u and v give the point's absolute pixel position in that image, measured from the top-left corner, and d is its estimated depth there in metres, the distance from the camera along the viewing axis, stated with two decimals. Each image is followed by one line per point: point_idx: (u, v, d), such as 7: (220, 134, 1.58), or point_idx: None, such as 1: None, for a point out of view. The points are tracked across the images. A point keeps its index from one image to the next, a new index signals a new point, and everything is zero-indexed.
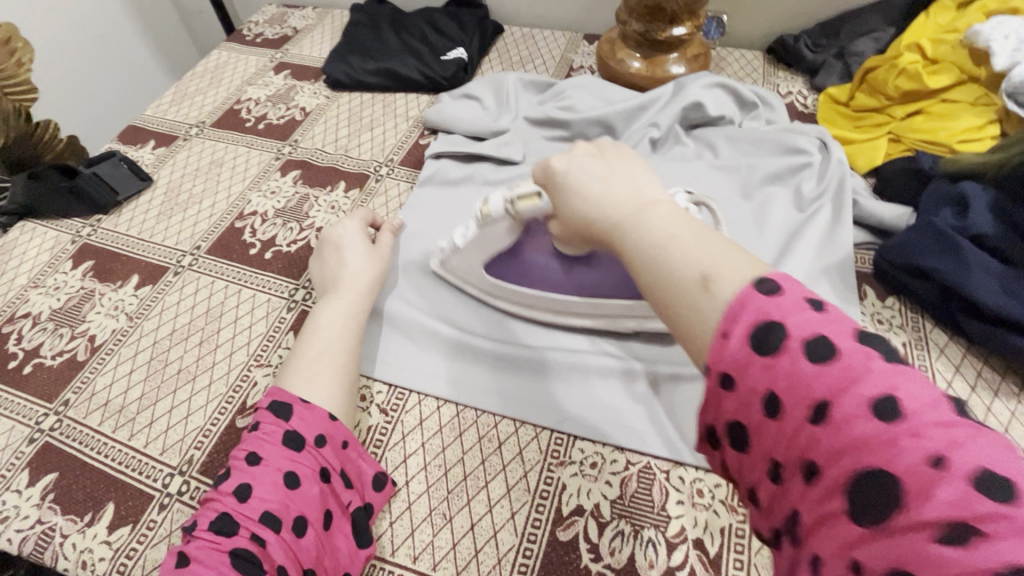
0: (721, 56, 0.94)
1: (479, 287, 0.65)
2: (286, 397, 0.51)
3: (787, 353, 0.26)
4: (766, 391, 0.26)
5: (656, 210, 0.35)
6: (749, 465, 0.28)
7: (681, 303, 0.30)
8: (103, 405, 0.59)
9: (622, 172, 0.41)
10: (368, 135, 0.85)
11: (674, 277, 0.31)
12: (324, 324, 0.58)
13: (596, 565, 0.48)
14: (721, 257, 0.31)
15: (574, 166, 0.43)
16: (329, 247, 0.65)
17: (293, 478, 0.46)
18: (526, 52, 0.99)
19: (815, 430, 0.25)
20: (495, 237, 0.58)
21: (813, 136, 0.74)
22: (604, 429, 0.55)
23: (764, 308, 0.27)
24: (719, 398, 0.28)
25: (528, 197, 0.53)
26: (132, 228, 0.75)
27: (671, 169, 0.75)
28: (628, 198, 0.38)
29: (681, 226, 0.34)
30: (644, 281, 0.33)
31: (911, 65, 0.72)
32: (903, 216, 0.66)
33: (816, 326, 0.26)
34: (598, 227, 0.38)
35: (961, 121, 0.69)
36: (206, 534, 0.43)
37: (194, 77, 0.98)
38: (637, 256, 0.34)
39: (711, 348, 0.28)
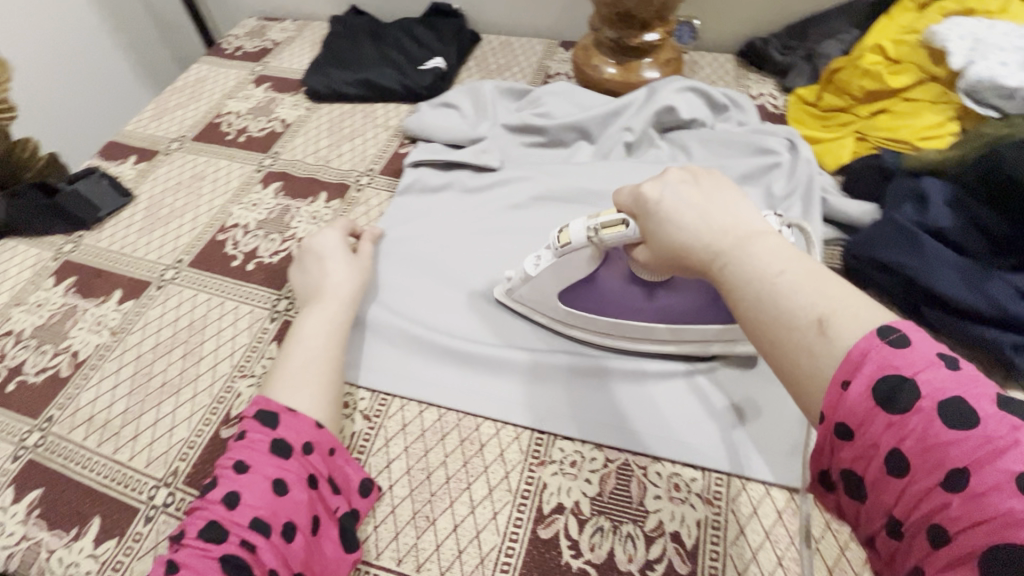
0: (693, 60, 0.97)
1: (550, 316, 0.63)
2: (273, 406, 0.51)
3: (919, 413, 0.26)
4: (891, 448, 0.26)
5: (760, 244, 0.36)
6: (866, 519, 0.28)
7: (792, 343, 0.31)
8: (88, 420, 0.59)
9: (720, 201, 0.41)
10: (348, 145, 0.86)
11: (784, 316, 0.31)
12: (310, 334, 0.59)
13: (577, 561, 0.49)
14: (837, 300, 0.30)
15: (669, 191, 0.43)
16: (311, 257, 0.66)
17: (281, 485, 0.47)
18: (504, 60, 1.00)
19: (947, 494, 0.24)
20: (574, 267, 0.57)
21: (782, 136, 0.77)
22: (584, 428, 0.56)
23: (887, 359, 0.27)
24: (836, 447, 0.28)
25: (611, 225, 0.52)
26: (113, 243, 0.75)
27: (647, 171, 0.77)
28: (730, 229, 0.38)
29: (790, 262, 0.33)
30: (748, 317, 0.33)
31: (874, 66, 0.75)
32: (868, 212, 0.68)
33: (949, 387, 0.26)
34: (699, 258, 0.39)
35: (922, 119, 0.71)
36: (195, 542, 0.44)
37: (174, 91, 0.98)
38: (742, 291, 0.34)
39: (826, 394, 0.28)
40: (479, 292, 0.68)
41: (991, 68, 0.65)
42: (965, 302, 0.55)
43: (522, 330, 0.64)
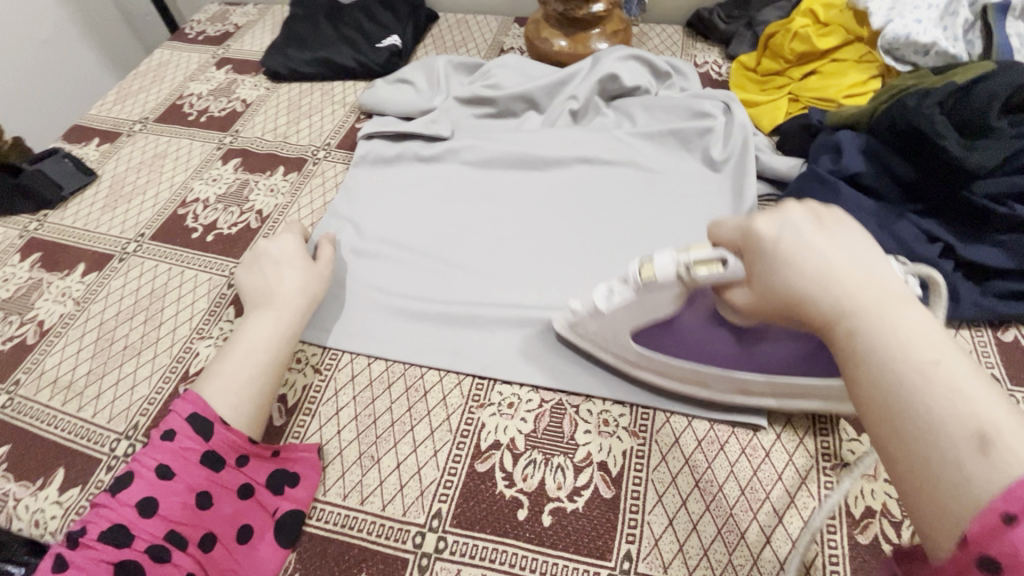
0: (643, 31, 0.99)
1: (616, 355, 0.57)
2: (211, 413, 0.50)
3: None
4: None
5: (904, 319, 0.31)
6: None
7: (938, 455, 0.27)
8: (53, 382, 0.62)
9: (854, 254, 0.35)
10: (306, 122, 0.89)
11: (929, 415, 0.28)
12: (257, 344, 0.56)
13: (510, 490, 0.52)
14: (999, 413, 0.27)
15: (789, 232, 0.38)
16: (267, 260, 0.64)
17: (205, 498, 0.48)
18: (460, 36, 1.03)
19: None
20: (655, 305, 0.50)
21: (720, 100, 0.80)
22: (523, 372, 0.60)
23: None
24: None
25: (706, 263, 0.44)
26: (77, 221, 0.78)
27: (591, 136, 0.80)
28: (865, 288, 0.33)
29: (941, 349, 0.30)
30: (878, 401, 0.30)
31: (803, 28, 0.78)
32: (795, 167, 0.71)
33: None
34: (818, 314, 0.34)
35: (847, 78, 0.74)
36: (95, 544, 0.44)
37: (137, 75, 1.00)
38: (872, 368, 0.31)
39: (978, 521, 0.25)
40: (429, 255, 0.71)
41: (907, 26, 0.68)
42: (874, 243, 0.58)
43: (472, 285, 0.67)
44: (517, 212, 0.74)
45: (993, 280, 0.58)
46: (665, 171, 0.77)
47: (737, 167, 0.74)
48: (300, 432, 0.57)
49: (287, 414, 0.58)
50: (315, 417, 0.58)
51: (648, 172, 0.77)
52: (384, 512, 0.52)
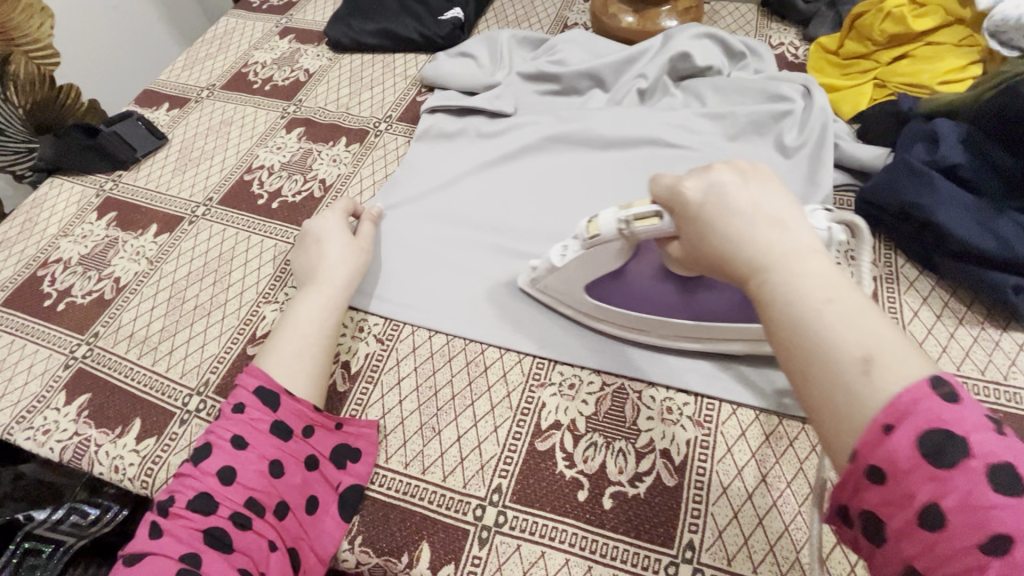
0: (715, 9, 0.95)
1: (575, 308, 0.60)
2: (276, 386, 0.52)
3: (967, 472, 0.26)
4: (928, 501, 0.26)
5: (808, 263, 0.33)
6: (879, 559, 0.28)
7: (829, 382, 0.29)
8: (129, 336, 0.65)
9: (769, 211, 0.37)
10: (368, 93, 0.89)
11: (821, 347, 0.30)
12: (307, 318, 0.57)
13: (571, 470, 0.52)
14: (882, 339, 0.29)
15: (713, 193, 0.39)
16: (311, 239, 0.64)
17: (278, 467, 0.49)
18: (522, 11, 1.00)
19: (989, 562, 0.25)
20: (603, 258, 0.53)
21: (798, 83, 0.76)
22: (582, 353, 0.59)
23: (937, 412, 0.27)
24: (863, 488, 0.28)
25: (646, 218, 0.47)
26: (150, 182, 0.80)
27: (659, 117, 0.78)
28: (773, 237, 0.35)
29: (836, 288, 0.32)
30: (784, 341, 0.32)
31: (897, 8, 0.72)
32: (880, 156, 0.67)
33: (999, 451, 0.26)
34: (737, 266, 0.36)
35: (945, 62, 0.70)
36: (183, 512, 0.45)
37: (204, 42, 1.02)
38: (779, 312, 0.32)
39: (864, 435, 0.28)
40: (485, 231, 0.70)
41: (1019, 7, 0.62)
42: (968, 241, 0.55)
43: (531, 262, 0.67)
44: (583, 195, 0.73)
45: None
46: (736, 155, 0.74)
47: (812, 156, 0.70)
48: (363, 399, 0.58)
49: (350, 380, 0.59)
50: (378, 386, 0.59)
51: (717, 155, 0.74)
52: (444, 483, 0.52)
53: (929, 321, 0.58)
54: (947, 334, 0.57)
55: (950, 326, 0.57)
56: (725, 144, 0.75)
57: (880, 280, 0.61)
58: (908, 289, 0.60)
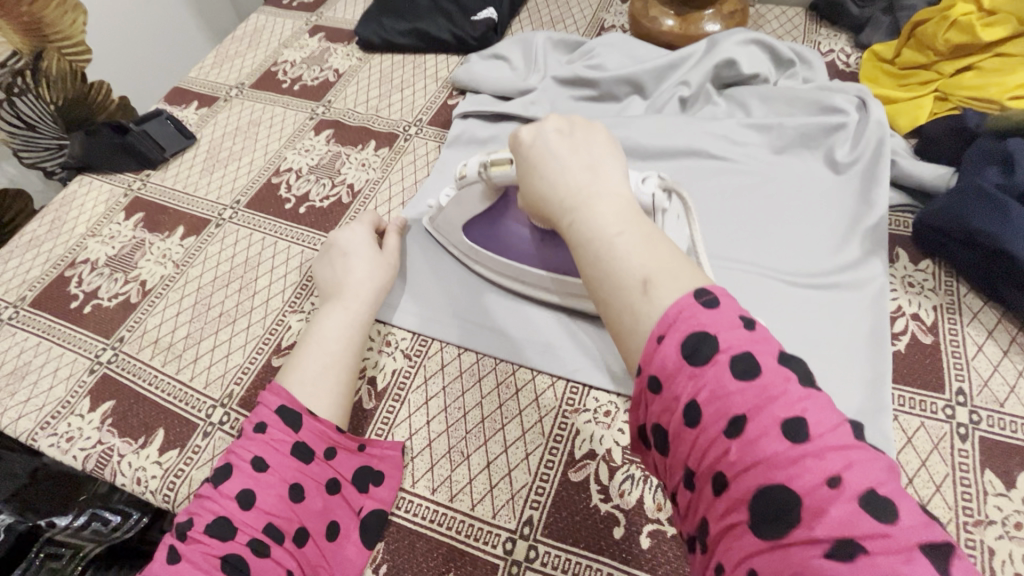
0: (759, 13, 0.91)
1: (459, 250, 0.66)
2: (297, 404, 0.50)
3: (714, 365, 0.27)
4: (689, 400, 0.27)
5: (607, 202, 0.36)
6: (669, 470, 0.29)
7: (619, 305, 0.32)
8: (154, 342, 0.64)
9: (584, 160, 0.40)
10: (398, 96, 0.87)
11: (611, 275, 0.32)
12: (331, 335, 0.56)
13: (606, 505, 0.49)
14: (663, 263, 0.32)
15: (539, 141, 0.42)
16: (336, 252, 0.63)
17: (298, 490, 0.47)
18: (558, 11, 0.97)
19: (728, 444, 0.26)
20: (470, 200, 0.59)
21: (852, 95, 0.71)
22: (619, 379, 0.56)
23: (697, 317, 0.29)
24: (649, 401, 0.29)
25: (500, 163, 0.53)
26: (178, 183, 0.79)
27: (701, 127, 0.74)
28: (583, 183, 0.38)
29: (627, 223, 0.34)
30: (586, 273, 0.34)
31: (964, 17, 0.68)
32: (944, 175, 0.63)
33: (744, 342, 0.28)
34: (554, 209, 0.39)
35: (1015, 76, 0.65)
36: (201, 536, 0.43)
37: (234, 40, 1.01)
38: (582, 247, 0.35)
39: (644, 349, 0.30)
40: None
41: None
42: None
43: None
44: None
45: None
46: (782, 170, 0.70)
47: (866, 175, 0.66)
48: (389, 417, 0.56)
49: (377, 398, 0.57)
50: (405, 405, 0.57)
51: (762, 170, 0.70)
52: (473, 511, 0.50)
53: (996, 358, 0.54)
54: (1015, 372, 0.53)
55: (1018, 364, 0.53)
56: (771, 157, 0.71)
57: (941, 309, 0.57)
58: (970, 320, 0.56)
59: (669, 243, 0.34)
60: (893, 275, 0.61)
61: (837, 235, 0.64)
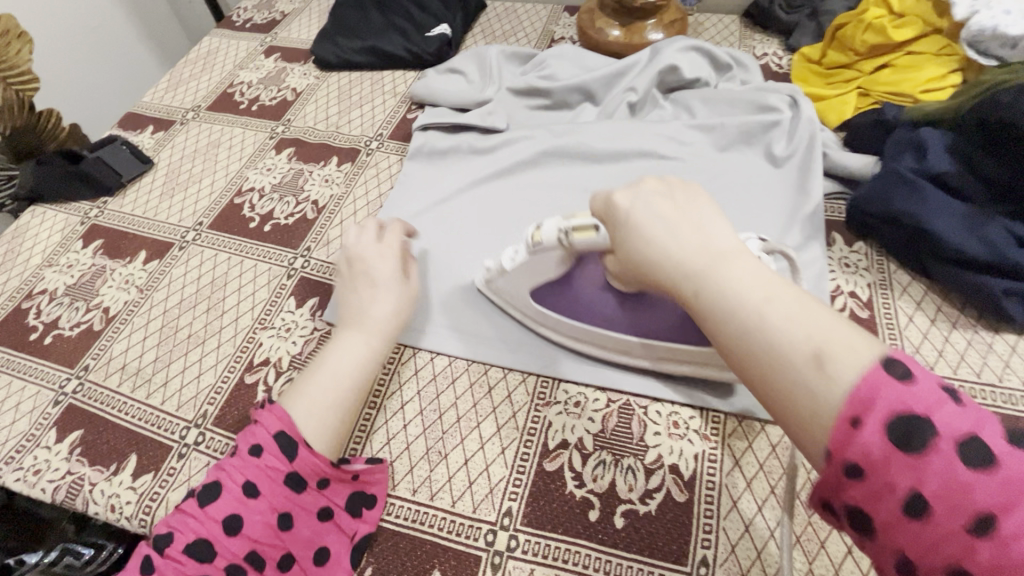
0: (698, 21, 0.97)
1: (523, 313, 0.62)
2: (296, 433, 0.47)
3: (940, 455, 0.25)
4: (911, 490, 0.26)
5: (738, 268, 0.36)
6: (873, 545, 0.28)
7: (792, 384, 0.30)
8: (121, 368, 0.63)
9: (691, 217, 0.40)
10: (357, 112, 0.88)
11: (779, 355, 0.31)
12: (344, 368, 0.53)
13: (581, 490, 0.52)
14: (831, 332, 0.30)
15: (639, 203, 0.43)
16: (363, 280, 0.59)
17: (287, 518, 0.46)
18: (509, 25, 1.01)
19: (976, 541, 0.24)
20: (544, 265, 0.55)
21: (785, 94, 0.77)
22: (586, 370, 0.59)
23: (897, 399, 0.26)
24: (845, 485, 0.28)
25: (582, 230, 0.50)
26: (136, 208, 0.79)
27: (650, 130, 0.79)
28: (698, 249, 0.38)
29: (772, 290, 0.34)
30: (739, 350, 0.33)
31: (877, 20, 0.74)
32: (869, 164, 0.68)
33: (967, 427, 0.26)
34: (671, 276, 0.38)
35: (926, 71, 0.71)
36: (179, 556, 0.42)
37: (187, 63, 1.01)
38: (727, 322, 0.34)
39: (833, 432, 0.28)
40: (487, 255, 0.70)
41: (994, 17, 0.65)
42: (958, 246, 0.56)
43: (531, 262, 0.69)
44: (583, 210, 0.73)
45: None
46: (727, 166, 0.75)
47: (803, 167, 0.71)
48: (366, 425, 0.57)
49: None
50: (381, 411, 0.58)
51: (708, 166, 0.75)
52: (454, 508, 0.52)
53: (924, 327, 0.59)
54: (941, 338, 0.58)
55: (944, 330, 0.58)
56: (716, 154, 0.76)
57: (874, 286, 0.63)
58: (901, 294, 0.62)
59: (821, 306, 0.32)
60: (830, 257, 0.65)
61: (778, 223, 0.69)
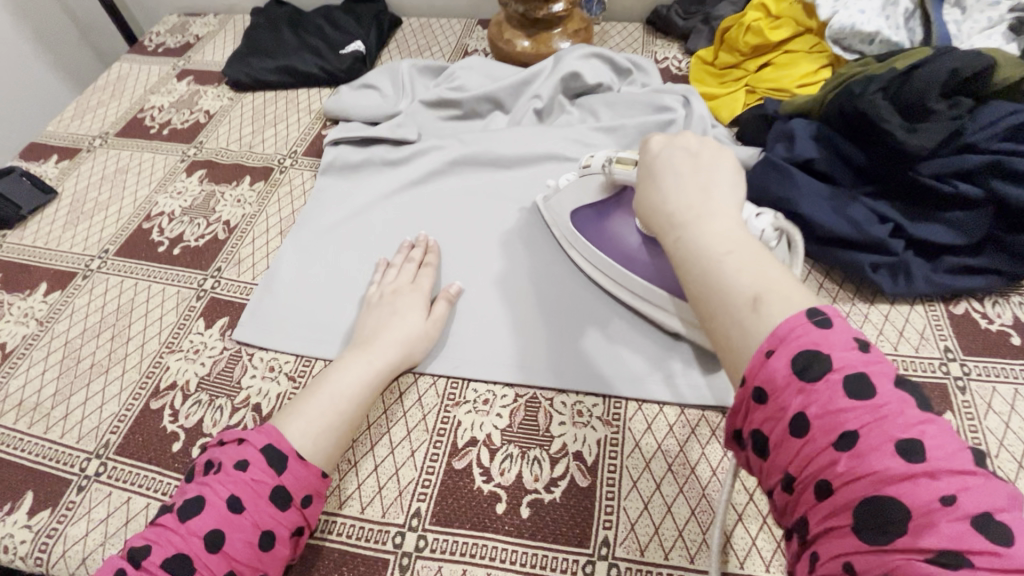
0: (604, 30, 1.01)
1: (562, 232, 0.69)
2: (284, 445, 0.48)
3: (827, 383, 0.29)
4: (797, 412, 0.30)
5: (719, 224, 0.38)
6: (767, 470, 0.32)
7: (728, 322, 0.34)
8: (18, 405, 0.61)
9: (700, 176, 0.42)
10: (271, 131, 0.88)
11: (724, 294, 0.35)
12: (345, 387, 0.54)
13: (488, 485, 0.53)
14: (775, 286, 0.34)
15: (665, 153, 0.45)
16: (386, 308, 0.62)
17: (269, 538, 0.45)
18: (424, 40, 1.03)
19: (838, 455, 0.28)
20: (587, 189, 0.63)
21: (679, 94, 0.81)
22: (495, 369, 0.61)
23: (809, 336, 0.31)
24: (751, 408, 0.32)
25: (625, 162, 0.57)
26: (38, 240, 0.76)
27: (556, 133, 0.82)
28: (694, 200, 0.40)
29: (741, 247, 0.37)
30: (694, 287, 0.37)
31: (755, 22, 0.80)
32: (753, 155, 0.72)
33: (857, 364, 0.29)
34: (661, 221, 0.42)
35: (801, 68, 0.77)
36: (157, 569, 0.42)
37: (96, 90, 0.99)
38: (692, 263, 0.38)
39: (751, 360, 0.32)
40: (460, 262, 0.70)
41: (852, 16, 0.72)
42: (827, 225, 0.61)
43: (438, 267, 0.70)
44: (493, 214, 0.75)
45: (945, 256, 0.60)
46: None
47: None
48: None
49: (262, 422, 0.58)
50: None
51: None
52: (363, 514, 0.52)
53: None
54: None
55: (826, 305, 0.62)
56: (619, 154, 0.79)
57: None
58: None
59: (778, 266, 0.36)
60: None
61: None
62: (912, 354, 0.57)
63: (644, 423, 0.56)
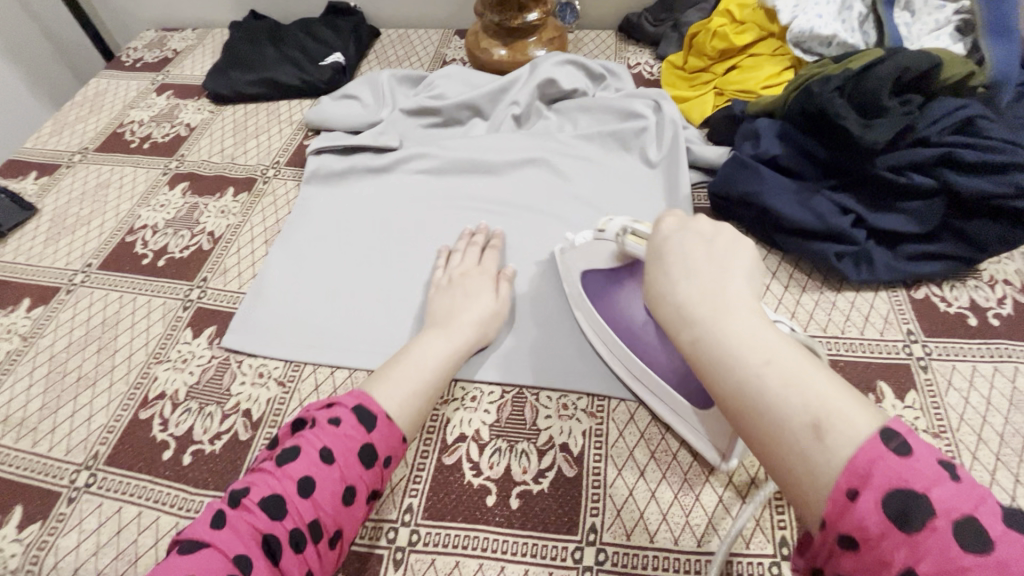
0: (578, 38, 1.04)
1: (571, 291, 0.66)
2: (373, 408, 0.49)
3: (934, 533, 0.26)
4: (903, 566, 0.26)
5: (746, 324, 0.35)
6: None
7: (788, 451, 0.31)
8: (4, 420, 0.61)
9: (712, 266, 0.39)
10: (253, 142, 0.89)
11: (779, 419, 0.32)
12: (428, 364, 0.55)
13: (478, 478, 0.54)
14: (830, 401, 0.31)
15: (676, 236, 0.43)
16: (461, 287, 0.64)
17: (351, 494, 0.45)
18: (403, 51, 1.05)
19: None
20: (601, 253, 0.58)
21: (651, 99, 0.84)
22: (482, 368, 0.62)
23: (896, 472, 0.27)
24: (842, 555, 0.29)
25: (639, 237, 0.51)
26: (19, 256, 0.76)
27: (534, 139, 0.84)
28: (712, 296, 0.37)
29: (777, 352, 0.34)
30: (737, 406, 0.34)
31: (721, 28, 0.84)
32: (724, 154, 0.76)
33: (961, 504, 0.26)
34: (678, 323, 0.38)
35: (765, 70, 0.81)
36: (253, 505, 0.43)
37: (74, 105, 0.99)
38: (728, 378, 0.34)
39: (830, 502, 0.29)
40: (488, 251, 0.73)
41: (810, 21, 0.76)
42: (794, 218, 0.64)
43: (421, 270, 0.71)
44: (476, 218, 0.77)
45: (904, 244, 0.63)
46: (606, 169, 0.81)
47: (670, 163, 0.78)
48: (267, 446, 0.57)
49: (252, 428, 0.58)
50: None
51: (590, 170, 0.80)
52: None
53: (780, 293, 0.65)
54: (794, 301, 0.64)
55: (796, 294, 0.64)
56: (595, 158, 0.82)
57: None
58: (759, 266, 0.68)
59: (821, 371, 0.33)
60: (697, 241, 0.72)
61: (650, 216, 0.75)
62: (879, 339, 0.60)
63: (627, 414, 0.58)
